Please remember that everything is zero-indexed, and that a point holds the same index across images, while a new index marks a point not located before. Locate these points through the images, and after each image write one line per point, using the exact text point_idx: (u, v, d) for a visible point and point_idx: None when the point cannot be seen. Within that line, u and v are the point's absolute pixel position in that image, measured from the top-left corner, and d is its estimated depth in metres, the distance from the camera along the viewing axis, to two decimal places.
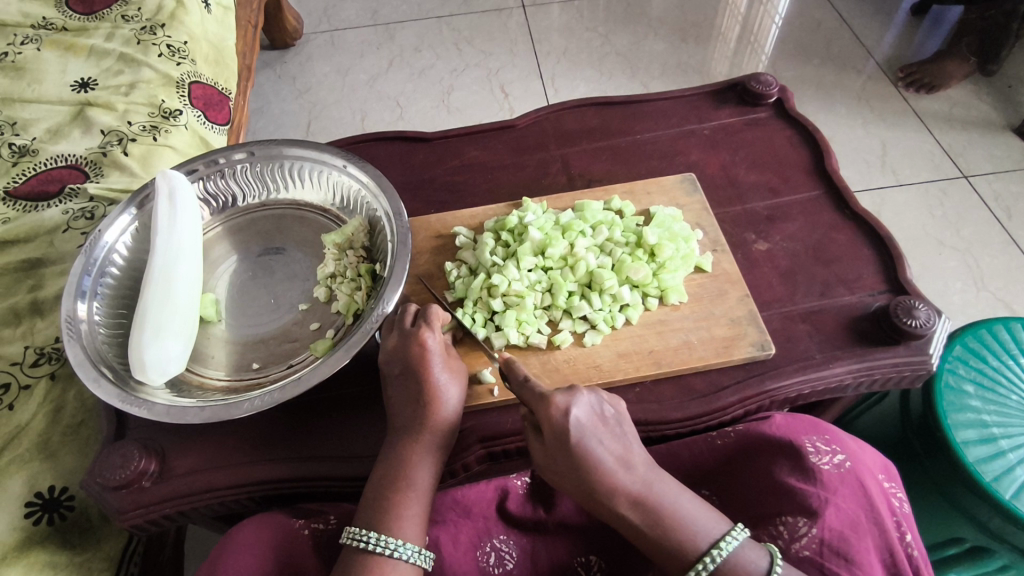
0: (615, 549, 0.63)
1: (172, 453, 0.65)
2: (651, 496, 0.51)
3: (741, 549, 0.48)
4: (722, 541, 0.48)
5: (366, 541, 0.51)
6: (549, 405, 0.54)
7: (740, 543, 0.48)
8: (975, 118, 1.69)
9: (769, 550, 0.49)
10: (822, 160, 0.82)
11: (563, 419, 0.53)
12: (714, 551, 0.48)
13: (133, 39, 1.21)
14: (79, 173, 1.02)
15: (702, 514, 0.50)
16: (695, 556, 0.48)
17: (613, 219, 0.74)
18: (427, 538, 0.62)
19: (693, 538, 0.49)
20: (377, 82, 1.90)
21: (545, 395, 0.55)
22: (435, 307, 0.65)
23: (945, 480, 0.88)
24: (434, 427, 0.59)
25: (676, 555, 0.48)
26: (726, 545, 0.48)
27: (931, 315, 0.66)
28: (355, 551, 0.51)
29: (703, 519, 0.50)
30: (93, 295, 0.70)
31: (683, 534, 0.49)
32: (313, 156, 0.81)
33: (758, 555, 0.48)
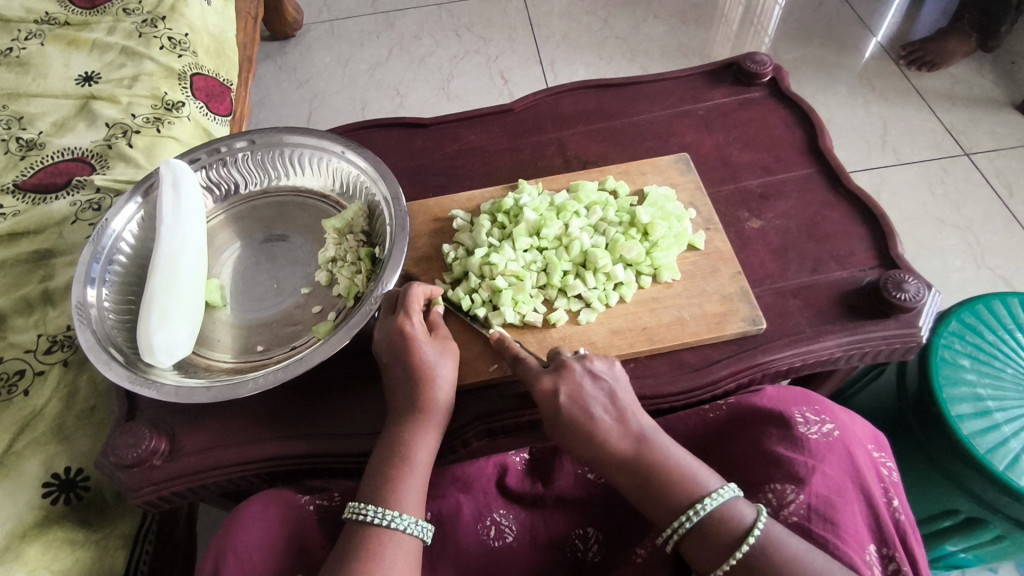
0: (612, 523, 0.65)
1: (182, 433, 0.67)
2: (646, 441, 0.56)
3: (725, 502, 0.51)
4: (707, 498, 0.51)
5: (365, 513, 0.54)
6: (540, 381, 0.60)
7: (723, 498, 0.51)
8: (977, 95, 1.68)
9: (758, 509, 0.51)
10: (815, 138, 0.83)
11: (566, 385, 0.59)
12: (705, 498, 0.51)
13: (134, 33, 1.22)
14: (85, 165, 1.05)
15: (692, 464, 0.54)
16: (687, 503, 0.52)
17: (607, 199, 0.75)
18: (429, 514, 0.65)
19: (684, 487, 0.53)
20: (377, 71, 1.90)
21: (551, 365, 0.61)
22: (415, 288, 0.66)
23: (939, 453, 0.89)
24: (429, 407, 0.61)
25: (672, 503, 0.53)
26: (713, 498, 0.51)
27: (921, 288, 0.67)
28: (356, 524, 0.54)
29: (700, 471, 0.54)
30: (102, 282, 0.72)
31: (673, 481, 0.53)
32: (312, 143, 0.82)
33: (746, 513, 0.50)
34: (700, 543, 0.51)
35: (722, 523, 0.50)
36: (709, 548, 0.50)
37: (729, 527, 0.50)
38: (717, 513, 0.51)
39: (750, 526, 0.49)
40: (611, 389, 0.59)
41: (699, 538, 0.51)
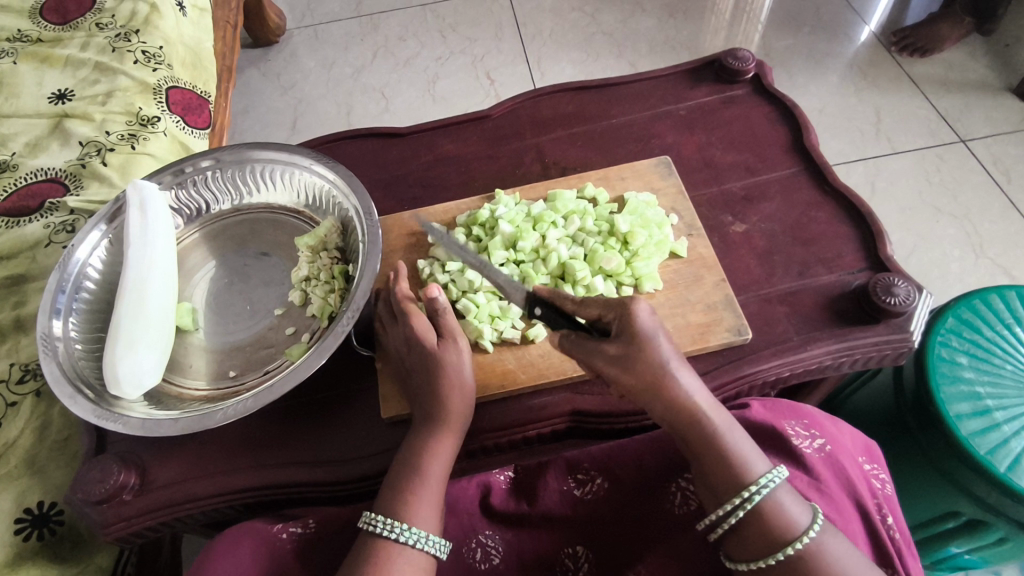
0: (605, 541, 0.61)
1: (153, 466, 0.65)
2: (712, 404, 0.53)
3: (778, 491, 0.50)
4: (762, 485, 0.50)
5: (378, 525, 0.51)
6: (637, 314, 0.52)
7: (776, 487, 0.50)
8: (972, 79, 1.65)
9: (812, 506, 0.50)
10: (800, 135, 0.81)
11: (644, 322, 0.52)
12: (760, 482, 0.50)
13: (107, 47, 1.20)
14: (59, 186, 1.03)
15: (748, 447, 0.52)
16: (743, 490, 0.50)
17: (586, 208, 0.73)
18: None
19: (744, 465, 0.51)
20: (362, 75, 1.88)
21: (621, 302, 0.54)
22: (398, 291, 0.65)
23: (937, 454, 0.87)
24: (449, 417, 0.58)
25: (736, 474, 0.51)
26: (766, 484, 0.50)
27: (912, 291, 0.65)
28: (369, 535, 0.51)
29: (752, 451, 0.52)
30: (68, 312, 0.70)
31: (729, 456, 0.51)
32: (283, 159, 0.80)
33: (802, 511, 0.50)
34: (754, 535, 0.50)
35: (777, 516, 0.49)
36: (761, 540, 0.49)
37: (789, 525, 0.49)
38: (773, 506, 0.50)
39: (805, 527, 0.49)
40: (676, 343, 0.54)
41: (752, 529, 0.50)
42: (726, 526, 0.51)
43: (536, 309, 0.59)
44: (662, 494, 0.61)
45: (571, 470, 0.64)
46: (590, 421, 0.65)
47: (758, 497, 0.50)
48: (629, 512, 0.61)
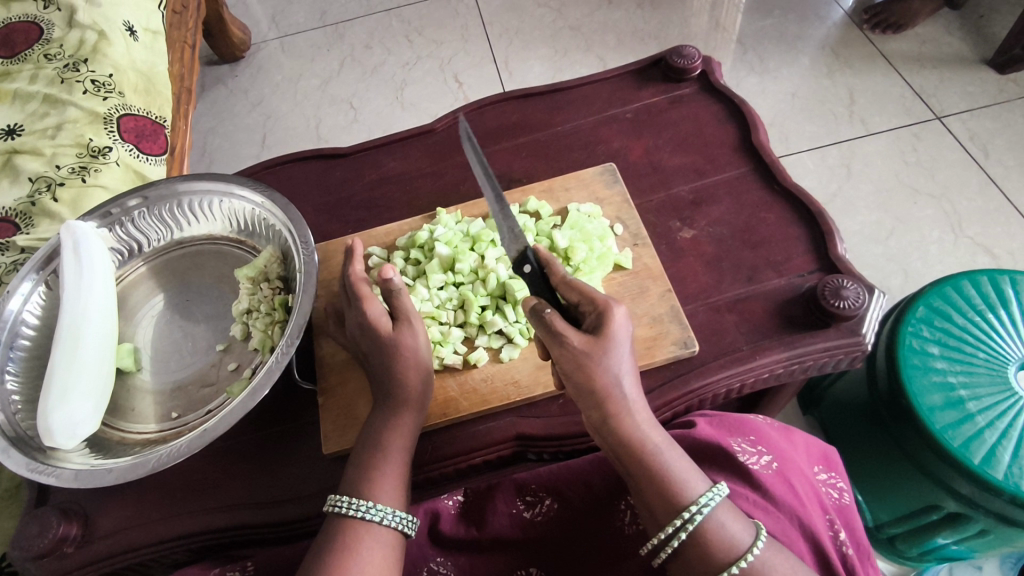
0: (560, 562, 0.58)
1: (95, 515, 0.64)
2: (645, 417, 0.50)
3: (717, 510, 0.46)
4: (700, 506, 0.46)
5: (342, 505, 0.51)
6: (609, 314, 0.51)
7: (714, 508, 0.46)
8: (946, 53, 1.62)
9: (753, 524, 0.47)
10: (749, 133, 0.78)
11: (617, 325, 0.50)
12: (697, 504, 0.46)
13: (56, 78, 1.18)
14: (10, 225, 1.01)
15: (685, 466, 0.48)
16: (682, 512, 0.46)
17: (526, 224, 0.70)
18: None
19: (681, 484, 0.47)
20: (329, 86, 1.86)
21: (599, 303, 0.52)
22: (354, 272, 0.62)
23: (915, 449, 0.85)
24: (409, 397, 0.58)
25: (668, 496, 0.47)
26: (703, 504, 0.46)
27: (861, 293, 0.63)
28: (335, 516, 0.51)
29: (685, 467, 0.48)
30: (4, 366, 0.68)
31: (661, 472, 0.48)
32: (219, 189, 0.78)
33: (743, 529, 0.46)
34: (694, 559, 0.46)
35: (718, 537, 0.45)
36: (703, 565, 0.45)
37: (731, 548, 0.45)
38: (713, 528, 0.46)
39: (746, 546, 0.45)
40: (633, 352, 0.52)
41: (691, 553, 0.46)
42: (665, 550, 0.47)
43: (524, 266, 0.55)
44: (611, 512, 0.58)
45: (519, 492, 0.62)
46: (535, 445, 0.63)
47: (698, 520, 0.46)
48: (578, 531, 0.59)
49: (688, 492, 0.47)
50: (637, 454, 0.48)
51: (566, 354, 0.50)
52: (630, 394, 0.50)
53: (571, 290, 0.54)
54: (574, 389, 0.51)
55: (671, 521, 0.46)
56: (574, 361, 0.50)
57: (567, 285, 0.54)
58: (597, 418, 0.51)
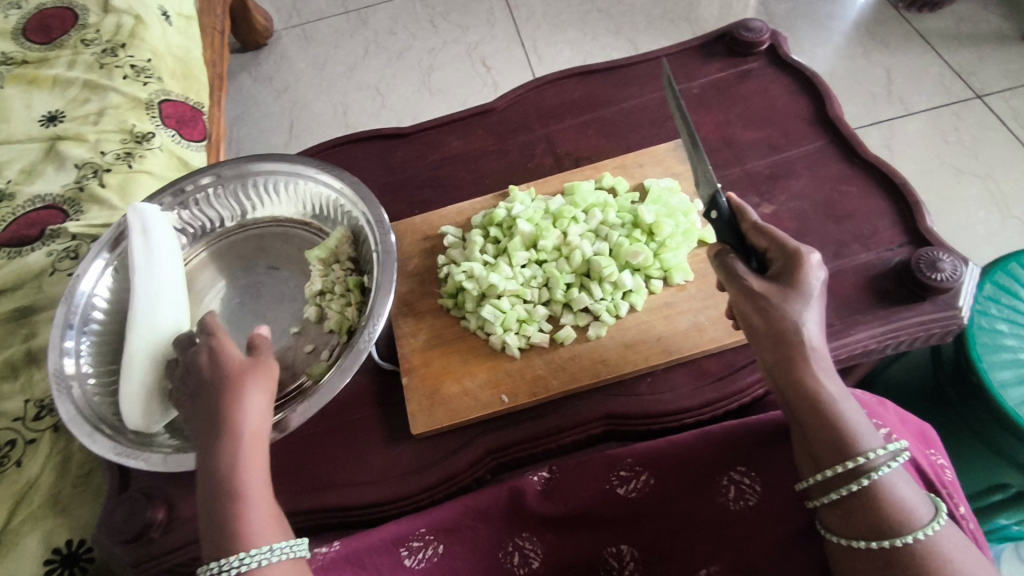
0: (652, 537, 0.57)
1: (182, 499, 0.63)
2: (827, 365, 0.49)
3: (898, 473, 0.46)
4: (887, 465, 0.46)
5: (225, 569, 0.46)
6: (799, 260, 0.50)
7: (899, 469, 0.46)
8: (984, 31, 1.59)
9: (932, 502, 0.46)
10: (823, 106, 0.77)
11: (812, 271, 0.50)
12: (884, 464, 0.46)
13: (95, 64, 1.16)
14: (58, 212, 0.99)
15: (863, 421, 0.48)
16: (867, 466, 0.46)
17: (606, 200, 0.70)
18: (438, 548, 0.57)
19: (853, 434, 0.47)
20: (355, 73, 1.83)
21: (794, 250, 0.51)
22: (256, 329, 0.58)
23: (983, 425, 0.83)
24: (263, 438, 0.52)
25: (831, 438, 0.47)
26: (890, 465, 0.46)
27: (958, 265, 0.62)
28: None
29: (865, 423, 0.48)
30: (78, 351, 0.67)
31: (838, 424, 0.47)
32: (286, 169, 0.77)
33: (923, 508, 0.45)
34: (864, 517, 0.45)
35: (890, 499, 0.45)
36: (874, 524, 0.45)
37: (908, 518, 0.44)
38: (893, 490, 0.45)
39: (928, 519, 0.45)
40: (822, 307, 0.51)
41: (860, 511, 0.46)
42: (830, 500, 0.47)
43: (713, 211, 0.55)
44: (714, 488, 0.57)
45: (612, 467, 0.60)
46: (625, 423, 0.62)
47: (882, 475, 0.45)
48: (676, 508, 0.57)
49: (869, 446, 0.46)
50: (817, 404, 0.48)
51: (743, 293, 0.52)
52: (813, 341, 0.49)
53: (760, 237, 0.54)
54: (752, 332, 0.52)
55: (850, 474, 0.46)
56: (758, 300, 0.51)
57: (755, 232, 0.55)
58: (775, 359, 0.50)
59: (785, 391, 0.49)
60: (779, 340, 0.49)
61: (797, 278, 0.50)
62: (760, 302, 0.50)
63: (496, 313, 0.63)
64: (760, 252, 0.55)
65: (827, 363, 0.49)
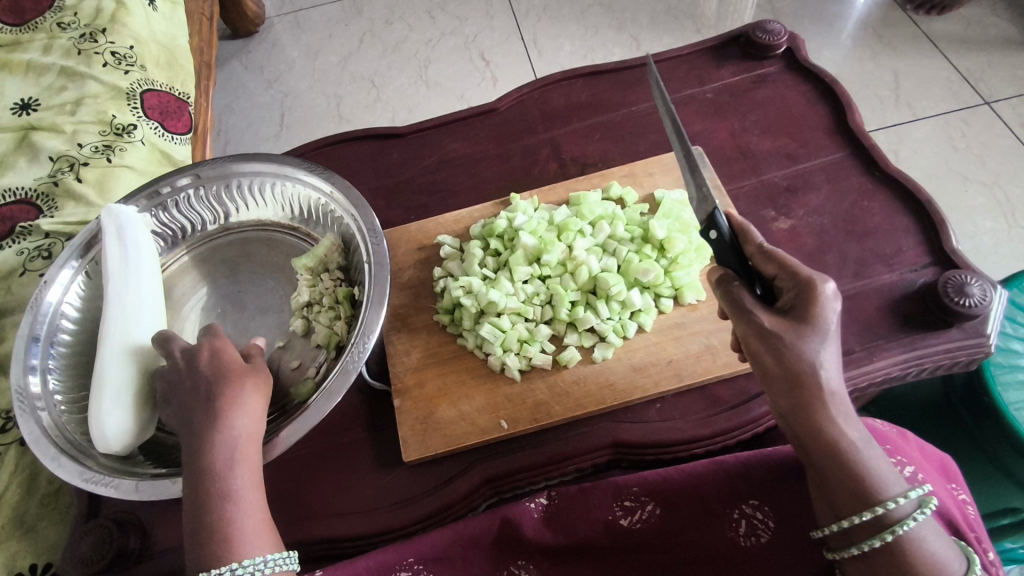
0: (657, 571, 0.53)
1: (155, 526, 0.59)
2: (846, 409, 0.44)
3: (926, 524, 0.42)
4: (916, 517, 0.42)
5: None
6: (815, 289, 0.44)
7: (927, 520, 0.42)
8: (994, 36, 1.56)
9: (960, 551, 0.43)
10: (843, 115, 0.73)
11: (828, 305, 0.44)
12: (912, 515, 0.42)
13: (73, 50, 1.10)
14: (31, 208, 0.93)
15: (888, 466, 0.43)
16: (894, 518, 0.42)
17: (614, 211, 0.66)
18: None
19: (879, 484, 0.42)
20: (349, 63, 1.77)
21: (807, 278, 0.45)
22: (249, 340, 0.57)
23: (992, 445, 0.79)
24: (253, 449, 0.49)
25: (853, 487, 0.42)
26: (919, 516, 0.42)
27: (987, 290, 0.58)
28: None
29: (889, 468, 0.43)
30: (46, 366, 0.63)
31: (862, 474, 0.42)
32: (273, 171, 0.72)
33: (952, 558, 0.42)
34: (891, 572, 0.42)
35: (921, 554, 0.41)
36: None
37: (937, 574, 0.41)
38: (923, 543, 0.41)
39: (960, 573, 0.41)
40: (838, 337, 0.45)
41: (886, 565, 0.42)
42: (853, 554, 0.43)
43: (712, 232, 0.49)
44: (724, 521, 0.53)
45: (617, 496, 0.56)
46: (634, 452, 0.58)
47: (911, 528, 0.41)
48: (682, 540, 0.54)
49: (894, 493, 0.42)
50: (837, 454, 0.43)
51: (752, 329, 0.46)
52: (830, 381, 0.44)
53: (767, 262, 0.48)
54: (761, 371, 0.46)
55: (876, 526, 0.42)
56: (768, 338, 0.45)
57: (761, 257, 0.49)
58: (789, 405, 0.45)
59: (801, 437, 0.45)
60: (795, 386, 0.44)
61: (812, 312, 0.44)
62: (770, 343, 0.45)
63: (495, 332, 0.59)
64: (766, 277, 0.49)
65: (845, 406, 0.44)
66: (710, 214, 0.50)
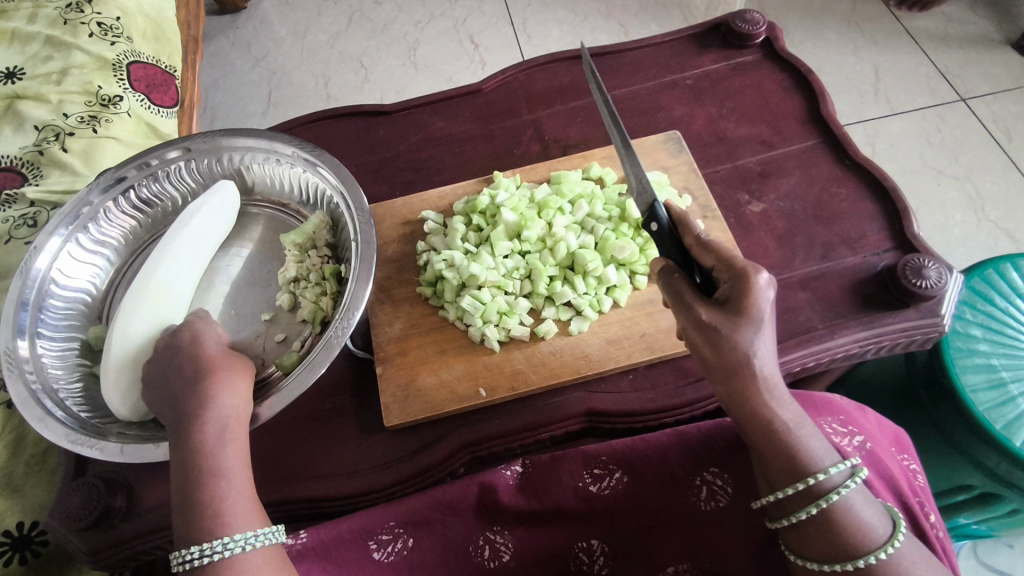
0: (625, 534, 0.57)
1: (142, 486, 0.61)
2: (779, 392, 0.47)
3: (856, 493, 0.45)
4: (844, 486, 0.45)
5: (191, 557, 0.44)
6: (751, 281, 0.45)
7: (857, 488, 0.45)
8: (973, 34, 1.60)
9: (891, 517, 0.46)
10: (816, 104, 0.76)
11: (762, 296, 0.45)
12: (841, 484, 0.45)
13: (59, 19, 1.09)
14: (16, 176, 0.94)
15: (824, 445, 0.47)
16: (824, 488, 0.45)
17: (593, 191, 0.68)
18: (408, 541, 0.56)
19: (813, 460, 0.46)
20: (338, 42, 1.77)
21: (744, 269, 0.46)
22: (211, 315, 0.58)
23: (948, 425, 0.83)
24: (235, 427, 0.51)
25: (793, 464, 0.46)
26: (848, 485, 0.45)
27: (942, 273, 0.62)
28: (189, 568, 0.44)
29: (822, 443, 0.47)
30: (34, 331, 0.64)
31: (796, 453, 0.46)
32: (263, 146, 0.74)
33: (881, 523, 0.45)
34: (823, 537, 0.45)
35: (849, 520, 0.44)
36: (831, 546, 0.44)
37: (864, 538, 0.44)
38: (852, 510, 0.45)
39: (887, 537, 0.44)
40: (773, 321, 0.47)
41: (818, 533, 0.45)
42: (787, 523, 0.47)
43: (652, 223, 0.52)
44: (686, 488, 0.56)
45: (588, 464, 0.58)
46: (606, 420, 0.61)
47: (838, 498, 0.45)
48: (648, 504, 0.57)
49: (826, 467, 0.46)
50: (773, 435, 0.46)
51: (691, 321, 0.47)
52: (765, 366, 0.46)
53: (705, 252, 0.49)
54: (700, 359, 0.48)
55: (808, 496, 0.45)
56: (708, 331, 0.46)
57: (699, 247, 0.50)
58: (727, 392, 0.47)
59: (740, 419, 0.47)
60: (732, 376, 0.46)
61: (747, 303, 0.45)
62: (711, 337, 0.46)
63: (475, 304, 0.62)
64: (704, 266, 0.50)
65: (778, 389, 0.47)
66: (650, 206, 0.53)
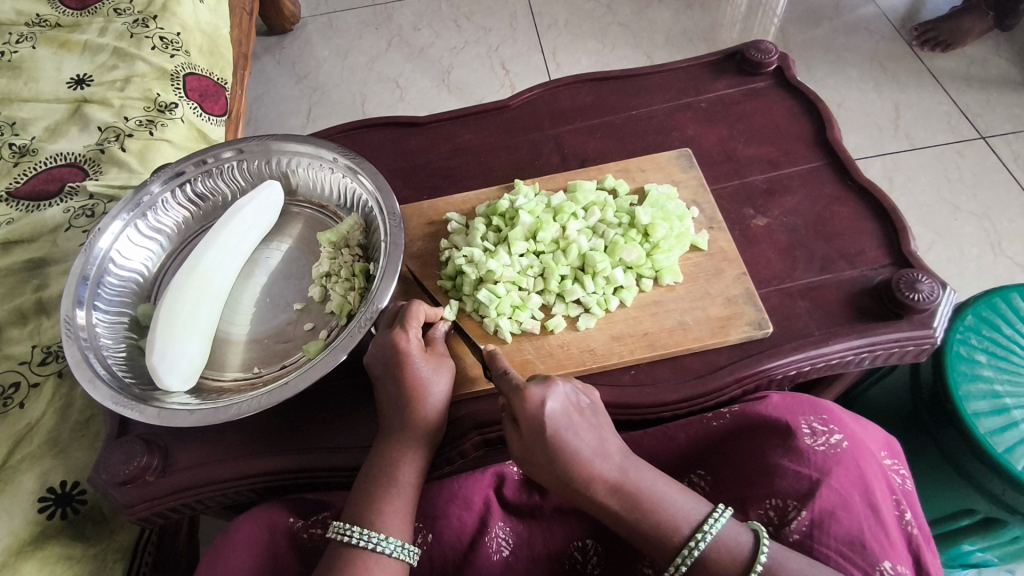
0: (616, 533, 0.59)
1: (176, 449, 0.66)
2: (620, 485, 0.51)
3: (723, 533, 0.49)
4: (700, 534, 0.49)
5: (350, 535, 0.51)
6: (523, 397, 0.52)
7: (722, 526, 0.49)
8: (994, 75, 1.62)
9: (754, 529, 0.49)
10: (823, 129, 0.80)
11: (538, 410, 0.52)
12: (699, 533, 0.49)
13: (126, 33, 1.19)
14: (78, 171, 1.02)
15: (673, 492, 0.51)
16: (681, 540, 0.49)
17: (606, 200, 0.73)
18: (425, 537, 0.58)
19: (674, 524, 0.49)
20: (376, 64, 1.87)
21: (520, 386, 0.53)
22: (417, 304, 0.63)
23: (955, 451, 0.82)
24: (416, 425, 0.58)
25: (663, 540, 0.49)
26: (708, 531, 0.49)
27: (935, 288, 0.65)
28: (340, 545, 0.51)
29: (678, 501, 0.50)
30: (91, 303, 0.70)
31: (659, 520, 0.49)
32: (309, 152, 0.81)
33: (743, 539, 0.48)
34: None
35: (720, 562, 0.48)
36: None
37: (733, 558, 0.48)
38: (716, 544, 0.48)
39: (753, 553, 0.47)
40: (586, 420, 0.53)
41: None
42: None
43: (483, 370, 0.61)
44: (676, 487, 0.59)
45: None
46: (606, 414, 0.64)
47: (702, 544, 0.48)
48: None
49: (685, 526, 0.49)
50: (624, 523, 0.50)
51: (519, 444, 0.54)
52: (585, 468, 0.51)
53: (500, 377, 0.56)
54: (545, 475, 0.53)
55: (673, 550, 0.49)
56: (528, 452, 0.53)
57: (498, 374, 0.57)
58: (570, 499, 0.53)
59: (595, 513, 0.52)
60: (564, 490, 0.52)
61: (528, 416, 0.52)
62: (529, 446, 0.53)
63: (491, 296, 0.66)
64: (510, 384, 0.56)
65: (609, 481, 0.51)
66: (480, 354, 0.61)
